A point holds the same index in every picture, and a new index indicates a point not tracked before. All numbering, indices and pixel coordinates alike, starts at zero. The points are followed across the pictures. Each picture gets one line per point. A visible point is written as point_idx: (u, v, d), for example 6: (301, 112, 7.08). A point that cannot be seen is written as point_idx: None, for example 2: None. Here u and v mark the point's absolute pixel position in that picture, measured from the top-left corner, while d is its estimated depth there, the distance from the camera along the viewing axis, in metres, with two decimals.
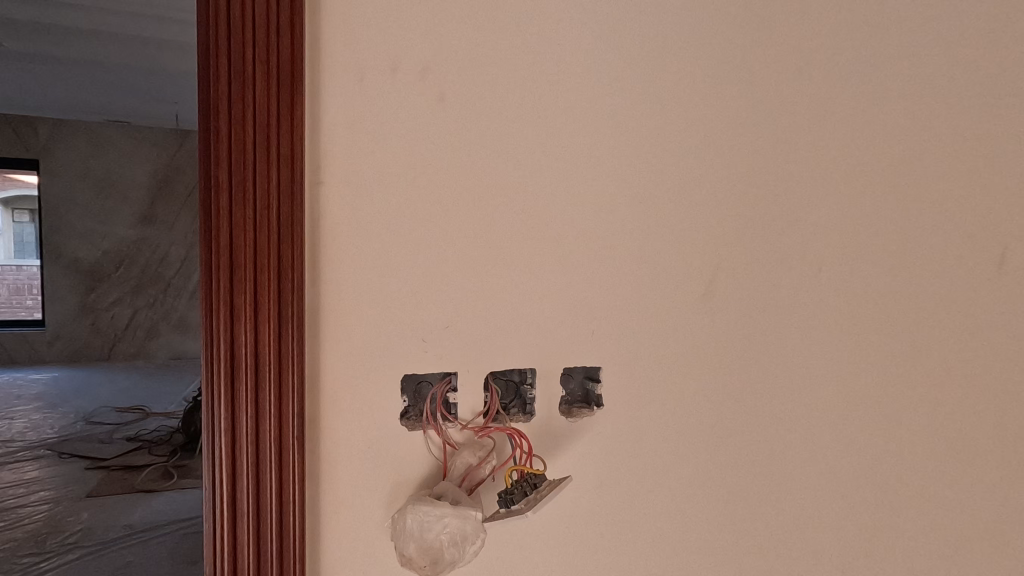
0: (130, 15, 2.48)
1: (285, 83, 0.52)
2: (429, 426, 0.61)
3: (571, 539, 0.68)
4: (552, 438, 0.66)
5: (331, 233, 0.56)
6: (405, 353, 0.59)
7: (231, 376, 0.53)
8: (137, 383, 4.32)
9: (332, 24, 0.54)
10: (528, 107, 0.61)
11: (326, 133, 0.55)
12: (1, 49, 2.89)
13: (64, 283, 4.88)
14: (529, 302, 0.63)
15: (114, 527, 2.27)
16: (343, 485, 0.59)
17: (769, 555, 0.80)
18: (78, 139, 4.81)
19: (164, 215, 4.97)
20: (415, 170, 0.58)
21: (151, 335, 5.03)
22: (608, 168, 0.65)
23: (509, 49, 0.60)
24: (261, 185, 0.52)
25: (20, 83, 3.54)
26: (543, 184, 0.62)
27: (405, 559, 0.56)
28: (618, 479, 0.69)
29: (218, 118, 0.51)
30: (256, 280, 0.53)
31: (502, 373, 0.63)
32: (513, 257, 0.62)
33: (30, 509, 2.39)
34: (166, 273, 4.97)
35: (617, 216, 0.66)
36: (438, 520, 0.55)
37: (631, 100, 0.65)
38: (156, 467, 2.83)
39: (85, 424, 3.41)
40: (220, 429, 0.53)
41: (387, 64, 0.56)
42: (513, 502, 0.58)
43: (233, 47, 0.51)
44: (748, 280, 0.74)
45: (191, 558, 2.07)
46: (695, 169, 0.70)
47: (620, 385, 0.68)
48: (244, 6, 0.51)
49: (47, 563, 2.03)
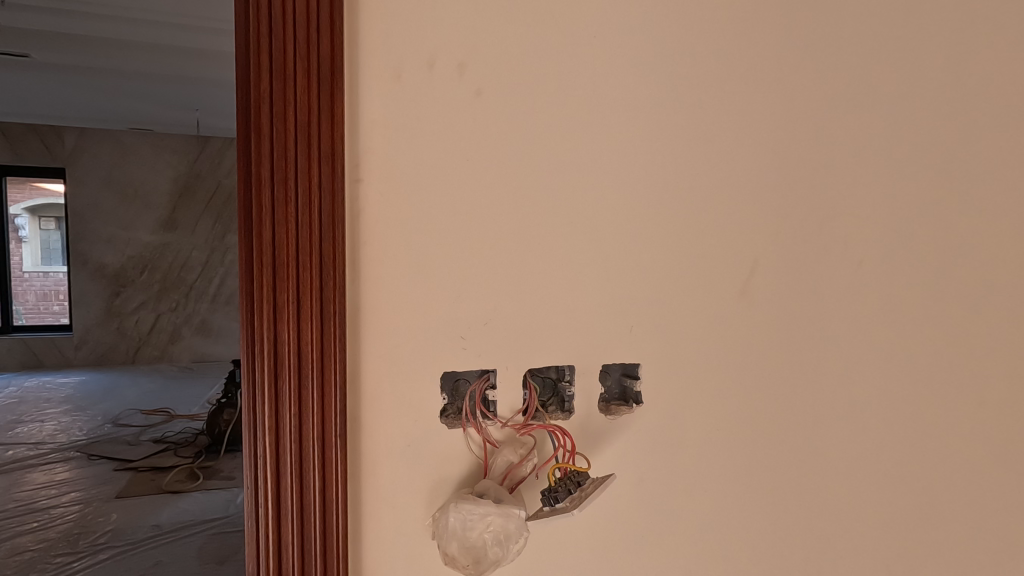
0: (156, 24, 2.53)
1: (325, 81, 0.52)
2: (468, 424, 0.60)
3: (612, 538, 0.67)
4: (591, 436, 0.65)
5: (370, 231, 0.56)
6: (444, 351, 0.59)
7: (275, 375, 0.53)
8: (161, 386, 4.40)
9: (370, 21, 0.54)
10: (566, 102, 0.60)
11: (365, 130, 0.55)
12: (31, 60, 2.96)
13: (90, 288, 4.97)
14: (568, 298, 0.63)
15: (143, 527, 2.31)
16: (384, 485, 0.58)
17: (811, 554, 0.78)
18: (102, 147, 4.90)
19: (186, 220, 5.06)
20: (453, 166, 0.58)
21: (174, 339, 5.15)
22: (645, 162, 0.64)
23: (546, 43, 0.59)
24: (302, 184, 0.52)
25: (46, 94, 3.62)
26: (580, 178, 0.62)
27: (448, 558, 0.55)
28: (657, 478, 0.68)
29: (260, 117, 0.51)
30: (298, 278, 0.53)
31: (539, 370, 0.63)
32: (551, 254, 0.61)
33: (62, 509, 2.44)
34: (188, 277, 5.11)
35: (655, 211, 0.65)
36: (482, 519, 0.55)
37: (668, 93, 0.64)
38: (182, 468, 2.87)
39: (112, 426, 3.47)
40: (263, 428, 0.53)
41: (424, 60, 0.56)
42: (557, 500, 0.58)
43: (274, 45, 0.51)
44: (788, 273, 0.73)
45: (219, 557, 2.11)
46: (734, 160, 0.68)
47: (659, 382, 0.67)
48: (283, 4, 0.51)
49: (81, 562, 2.07)
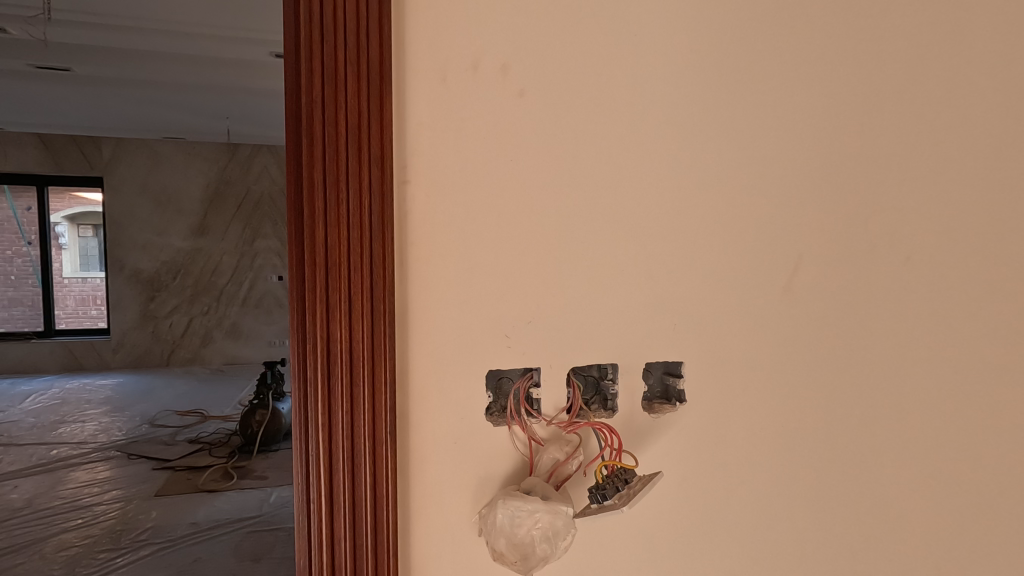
0: (193, 36, 2.62)
1: (374, 87, 0.53)
2: (513, 422, 0.61)
3: (657, 538, 0.66)
4: (635, 433, 0.65)
5: (418, 233, 0.57)
6: (490, 350, 0.60)
7: (328, 372, 0.54)
8: (194, 388, 4.52)
9: (417, 25, 0.55)
10: (609, 101, 0.61)
11: (412, 133, 0.56)
12: (74, 74, 3.06)
13: (127, 293, 5.12)
14: (611, 298, 0.63)
15: (181, 525, 2.37)
16: (432, 482, 0.59)
17: (859, 555, 0.77)
18: (138, 157, 5.06)
19: (216, 225, 5.21)
20: (498, 167, 0.58)
21: (206, 341, 5.29)
22: (686, 160, 0.64)
23: (588, 42, 0.60)
24: (353, 188, 0.53)
25: (87, 106, 3.75)
26: (623, 174, 0.62)
27: (496, 554, 0.56)
28: (702, 477, 0.68)
29: (312, 121, 0.52)
30: (350, 279, 0.54)
31: (582, 369, 0.63)
32: (594, 252, 0.62)
33: (104, 507, 2.52)
34: (219, 281, 5.27)
35: (698, 209, 0.65)
36: (530, 515, 0.55)
37: (711, 91, 0.64)
38: (217, 467, 2.94)
39: (149, 427, 3.57)
40: (316, 424, 0.54)
41: (468, 63, 0.57)
42: (606, 497, 0.58)
43: (326, 52, 0.52)
44: (833, 269, 0.71)
45: (254, 555, 2.16)
46: (777, 157, 0.68)
47: (702, 380, 0.67)
48: (334, 10, 0.52)
49: (124, 558, 2.13)
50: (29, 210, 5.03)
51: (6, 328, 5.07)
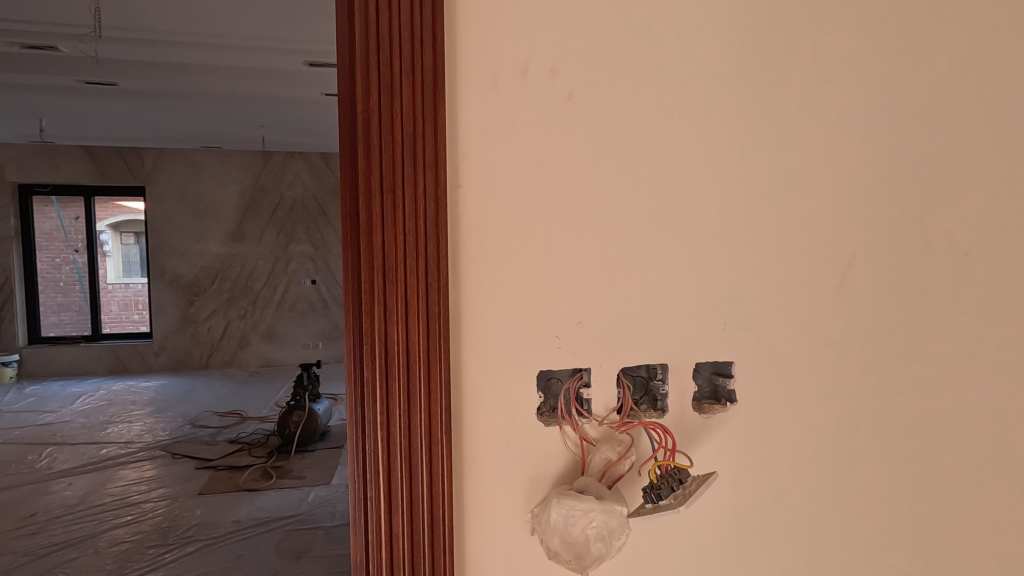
0: (232, 49, 2.71)
1: (428, 93, 0.55)
2: (565, 423, 0.61)
3: (710, 540, 0.66)
4: (686, 433, 0.65)
5: (469, 235, 0.58)
6: (541, 351, 0.60)
7: (386, 372, 0.55)
8: (233, 390, 4.64)
9: (467, 31, 0.56)
10: (658, 100, 0.61)
11: (463, 139, 0.57)
12: (118, 87, 3.19)
13: (167, 298, 5.30)
14: (661, 298, 0.63)
15: (224, 523, 2.44)
16: (485, 481, 0.60)
17: (919, 558, 0.75)
18: (177, 166, 5.22)
19: (252, 231, 5.37)
20: (545, 170, 0.59)
21: (243, 344, 5.44)
22: (735, 159, 0.63)
23: (635, 43, 0.60)
24: (409, 192, 0.55)
25: (130, 118, 3.89)
26: (671, 175, 0.62)
27: (551, 552, 0.56)
28: (754, 477, 0.67)
29: (368, 128, 0.54)
30: (407, 282, 0.55)
31: (631, 369, 0.63)
32: (642, 252, 0.62)
33: (151, 504, 2.61)
34: (255, 285, 5.43)
35: (747, 205, 0.64)
36: (585, 515, 0.56)
37: (759, 88, 0.64)
38: (257, 467, 3.02)
39: (191, 427, 3.69)
40: (374, 423, 0.56)
41: (518, 67, 0.57)
42: (661, 497, 0.58)
43: (382, 61, 0.54)
44: (885, 267, 0.70)
45: (295, 553, 2.21)
46: (826, 153, 0.67)
47: (752, 380, 0.67)
48: (390, 19, 0.54)
49: (171, 554, 2.21)
50: (77, 219, 5.25)
51: (56, 333, 5.30)
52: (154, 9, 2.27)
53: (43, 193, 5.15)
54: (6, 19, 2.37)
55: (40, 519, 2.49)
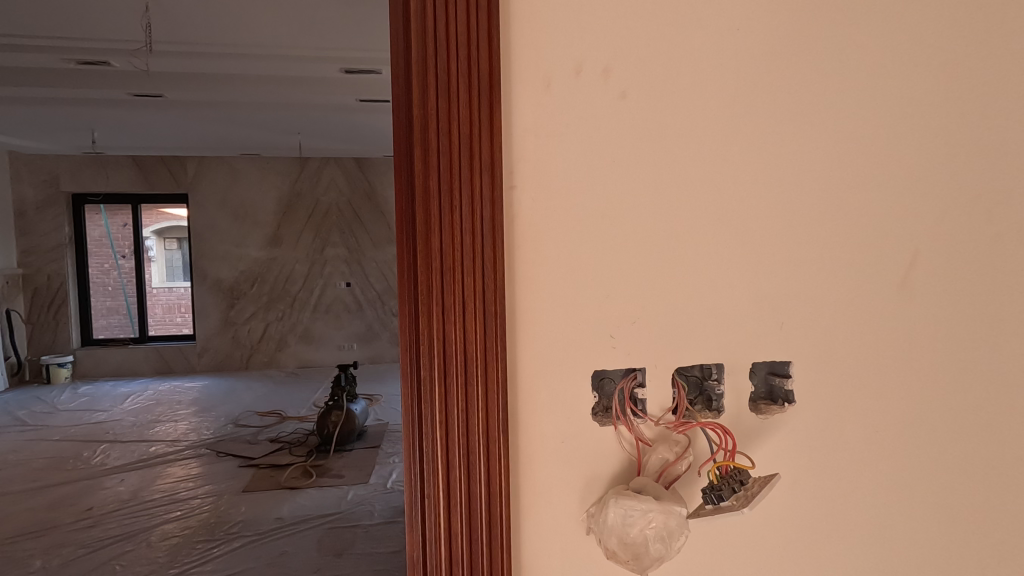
0: (271, 58, 2.79)
1: (485, 95, 0.55)
2: (619, 422, 0.61)
3: (771, 543, 0.65)
4: (744, 434, 0.64)
5: (523, 236, 0.58)
6: (596, 351, 0.60)
7: (444, 370, 0.56)
8: (272, 390, 4.76)
9: (521, 32, 0.57)
10: (712, 98, 0.60)
11: (517, 140, 0.57)
12: (164, 99, 3.32)
13: (209, 302, 5.46)
14: (717, 298, 0.62)
15: (268, 519, 2.51)
16: (541, 481, 0.60)
17: (992, 563, 0.72)
18: (218, 173, 5.38)
19: (289, 236, 5.52)
20: (598, 170, 0.59)
21: (282, 346, 5.59)
22: (793, 155, 0.63)
23: (689, 40, 0.59)
24: (467, 193, 0.56)
25: (174, 128, 4.03)
26: (725, 174, 0.61)
27: (609, 552, 0.56)
28: (815, 479, 0.66)
29: (426, 130, 0.55)
30: (464, 283, 0.56)
31: (686, 369, 0.63)
32: (697, 250, 0.61)
33: (199, 500, 2.71)
34: (292, 288, 5.58)
35: (806, 202, 0.63)
36: (643, 515, 0.55)
37: (816, 83, 0.63)
38: (297, 466, 3.10)
39: (234, 426, 3.81)
40: (433, 421, 0.57)
41: (571, 67, 0.58)
42: (722, 498, 0.58)
43: (439, 65, 0.55)
44: (952, 263, 0.68)
45: (336, 550, 2.25)
46: (888, 147, 0.65)
47: (811, 381, 0.65)
48: (447, 23, 0.55)
49: (219, 549, 2.28)
50: (124, 226, 5.49)
51: (106, 335, 5.53)
52: (201, 23, 2.36)
53: (94, 202, 5.38)
54: (62, 37, 2.50)
55: (97, 513, 2.61)
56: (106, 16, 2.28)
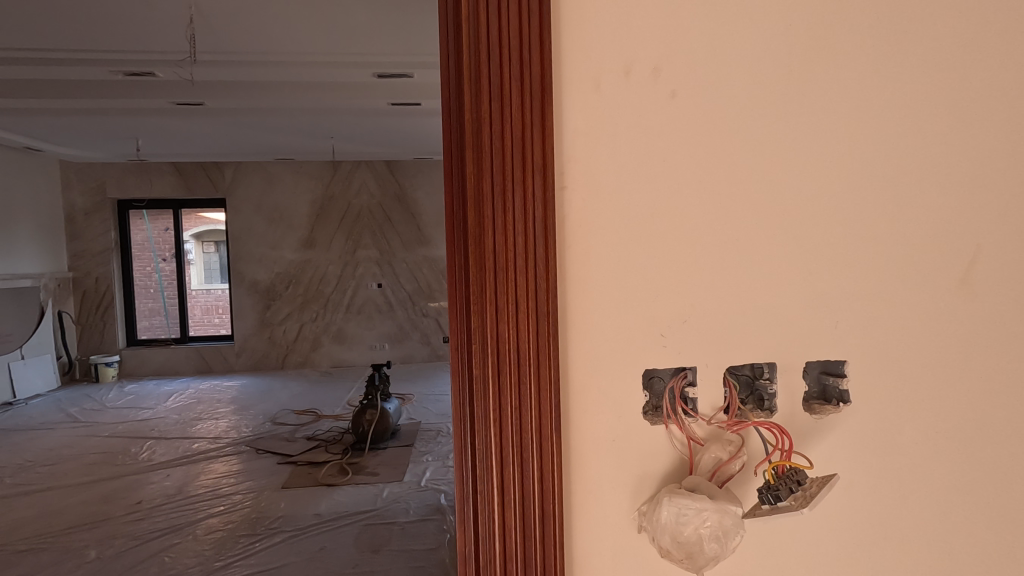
0: (307, 65, 2.85)
1: (537, 97, 0.56)
2: (671, 421, 0.61)
3: (828, 545, 0.64)
4: (798, 434, 0.64)
5: (575, 237, 0.58)
6: (647, 350, 0.60)
7: (498, 369, 0.57)
8: (307, 389, 4.87)
9: (571, 34, 0.57)
10: (764, 94, 0.60)
11: (568, 141, 0.58)
12: (205, 106, 3.42)
13: (246, 303, 5.61)
14: (770, 296, 0.62)
15: (306, 515, 2.57)
16: (593, 480, 0.60)
17: None
18: (254, 178, 5.53)
19: (322, 238, 5.64)
20: (647, 168, 0.59)
21: (316, 345, 5.71)
22: (847, 153, 0.62)
23: (739, 37, 0.59)
24: (519, 195, 0.56)
25: (215, 134, 4.16)
26: (777, 172, 0.61)
27: (663, 550, 0.57)
28: (871, 479, 0.65)
29: (481, 133, 0.56)
30: (518, 284, 0.57)
31: (737, 369, 0.62)
32: (748, 248, 0.61)
33: (241, 496, 2.79)
34: (326, 289, 5.70)
35: (858, 200, 0.62)
36: (698, 514, 0.55)
37: (872, 77, 0.62)
38: (334, 463, 3.16)
39: (271, 424, 3.91)
40: (487, 418, 0.58)
41: (621, 68, 0.58)
42: (779, 498, 0.58)
43: (493, 70, 0.56)
44: (1012, 258, 0.66)
45: (373, 547, 2.29)
46: (945, 141, 0.64)
47: (865, 380, 0.64)
48: (500, 28, 0.56)
49: (261, 543, 2.34)
50: (166, 230, 5.70)
51: (149, 336, 5.74)
52: (241, 33, 2.43)
53: (138, 207, 5.60)
54: (112, 49, 2.61)
55: (146, 506, 2.71)
56: (156, 27, 2.37)
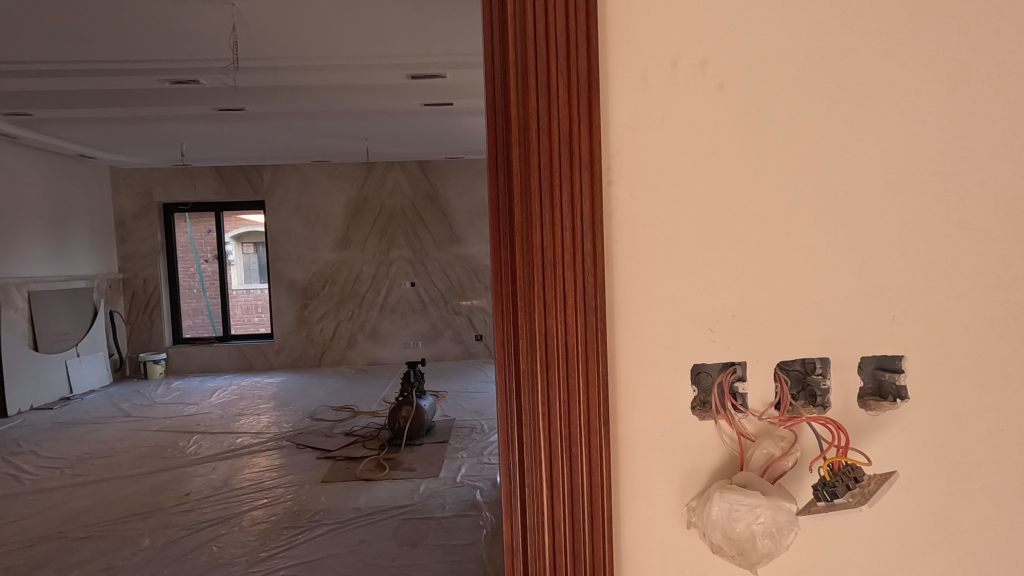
0: (343, 68, 2.91)
1: (584, 93, 0.56)
2: (719, 416, 0.60)
3: (887, 544, 0.63)
4: (854, 430, 0.62)
5: (622, 231, 0.58)
6: (696, 345, 0.60)
7: (546, 362, 0.58)
8: (344, 386, 4.97)
9: (617, 28, 0.57)
10: (817, 85, 0.59)
11: (615, 137, 0.58)
12: (245, 111, 3.53)
13: (285, 302, 5.76)
14: (824, 288, 0.61)
15: (346, 509, 2.63)
16: (641, 474, 0.60)
17: None
18: (292, 180, 5.67)
19: (358, 238, 5.75)
20: (694, 161, 0.58)
21: (351, 343, 5.83)
22: (904, 142, 0.60)
23: (791, 29, 0.58)
24: (567, 191, 0.57)
25: (254, 138, 4.28)
26: (832, 162, 0.60)
27: (714, 546, 0.56)
28: (931, 477, 0.63)
29: (529, 130, 0.57)
30: (565, 278, 0.57)
31: (788, 364, 0.61)
32: (800, 241, 0.60)
33: (283, 489, 2.88)
34: (361, 288, 5.81)
35: (917, 191, 0.61)
36: (750, 510, 0.55)
37: (932, 63, 0.60)
38: (371, 459, 3.22)
39: (310, 420, 4.01)
40: (535, 411, 0.59)
41: (668, 62, 0.57)
42: (836, 495, 0.58)
43: (540, 67, 0.57)
44: None
45: (411, 540, 2.33)
46: (1008, 131, 0.62)
47: (924, 376, 0.62)
48: (547, 24, 0.56)
49: (303, 535, 2.40)
50: (208, 232, 5.89)
51: (193, 334, 5.95)
52: (282, 38, 2.50)
53: (182, 210, 5.81)
54: (161, 59, 2.72)
55: (194, 498, 2.82)
56: (202, 36, 2.45)
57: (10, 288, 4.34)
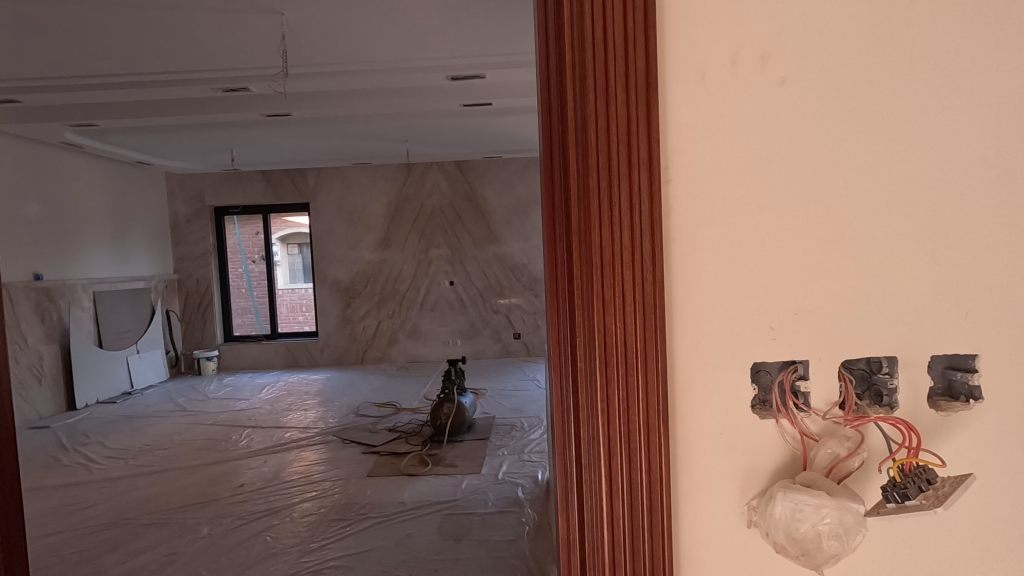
0: (386, 71, 2.97)
1: (642, 92, 0.56)
2: (781, 415, 0.60)
3: (962, 547, 0.61)
4: (924, 430, 0.61)
5: (681, 229, 0.58)
6: (756, 343, 0.59)
7: (604, 359, 0.59)
8: (386, 383, 5.08)
9: (676, 26, 0.57)
10: (882, 78, 0.57)
11: (674, 134, 0.58)
12: (291, 117, 3.64)
13: (329, 301, 5.92)
14: (891, 284, 0.59)
15: (391, 503, 2.69)
16: (701, 471, 0.60)
17: None
18: (334, 182, 5.82)
19: (398, 238, 5.86)
20: (755, 156, 0.58)
21: (392, 341, 5.95)
22: (979, 132, 0.58)
23: (855, 19, 0.57)
24: (625, 191, 0.57)
25: (299, 142, 4.41)
26: (900, 155, 0.58)
27: (777, 545, 0.56)
28: (1007, 478, 0.61)
29: (587, 130, 0.58)
30: (623, 277, 0.58)
31: (853, 363, 0.60)
32: (866, 235, 0.59)
33: (331, 482, 2.96)
34: (401, 287, 5.91)
35: (992, 182, 0.59)
36: (816, 511, 0.54)
37: (1007, 49, 0.58)
38: (414, 455, 3.29)
39: (355, 416, 4.12)
40: (594, 407, 0.59)
41: (728, 58, 0.57)
42: (908, 497, 0.57)
43: (598, 67, 0.57)
44: None
45: (455, 535, 2.37)
46: None
47: (997, 373, 0.60)
48: (606, 24, 0.57)
49: (351, 528, 2.48)
50: (256, 234, 6.11)
51: (242, 333, 6.18)
52: (327, 44, 2.56)
53: (232, 213, 6.04)
54: (214, 68, 2.83)
55: (247, 489, 2.94)
56: (252, 45, 2.54)
57: (78, 289, 4.61)
